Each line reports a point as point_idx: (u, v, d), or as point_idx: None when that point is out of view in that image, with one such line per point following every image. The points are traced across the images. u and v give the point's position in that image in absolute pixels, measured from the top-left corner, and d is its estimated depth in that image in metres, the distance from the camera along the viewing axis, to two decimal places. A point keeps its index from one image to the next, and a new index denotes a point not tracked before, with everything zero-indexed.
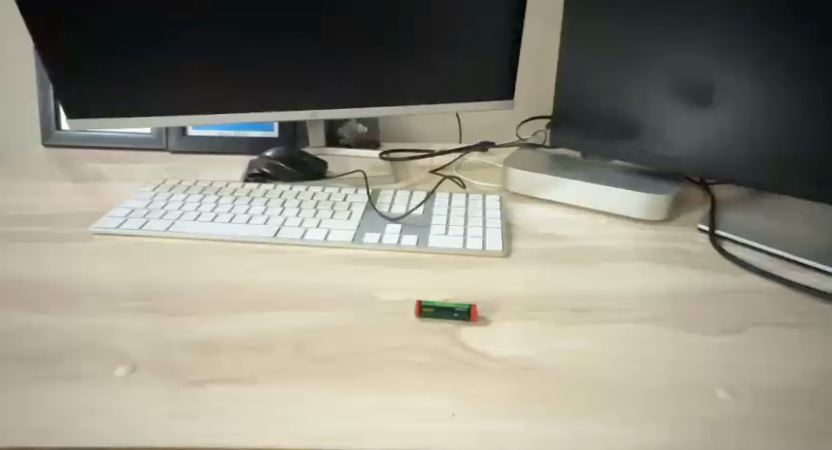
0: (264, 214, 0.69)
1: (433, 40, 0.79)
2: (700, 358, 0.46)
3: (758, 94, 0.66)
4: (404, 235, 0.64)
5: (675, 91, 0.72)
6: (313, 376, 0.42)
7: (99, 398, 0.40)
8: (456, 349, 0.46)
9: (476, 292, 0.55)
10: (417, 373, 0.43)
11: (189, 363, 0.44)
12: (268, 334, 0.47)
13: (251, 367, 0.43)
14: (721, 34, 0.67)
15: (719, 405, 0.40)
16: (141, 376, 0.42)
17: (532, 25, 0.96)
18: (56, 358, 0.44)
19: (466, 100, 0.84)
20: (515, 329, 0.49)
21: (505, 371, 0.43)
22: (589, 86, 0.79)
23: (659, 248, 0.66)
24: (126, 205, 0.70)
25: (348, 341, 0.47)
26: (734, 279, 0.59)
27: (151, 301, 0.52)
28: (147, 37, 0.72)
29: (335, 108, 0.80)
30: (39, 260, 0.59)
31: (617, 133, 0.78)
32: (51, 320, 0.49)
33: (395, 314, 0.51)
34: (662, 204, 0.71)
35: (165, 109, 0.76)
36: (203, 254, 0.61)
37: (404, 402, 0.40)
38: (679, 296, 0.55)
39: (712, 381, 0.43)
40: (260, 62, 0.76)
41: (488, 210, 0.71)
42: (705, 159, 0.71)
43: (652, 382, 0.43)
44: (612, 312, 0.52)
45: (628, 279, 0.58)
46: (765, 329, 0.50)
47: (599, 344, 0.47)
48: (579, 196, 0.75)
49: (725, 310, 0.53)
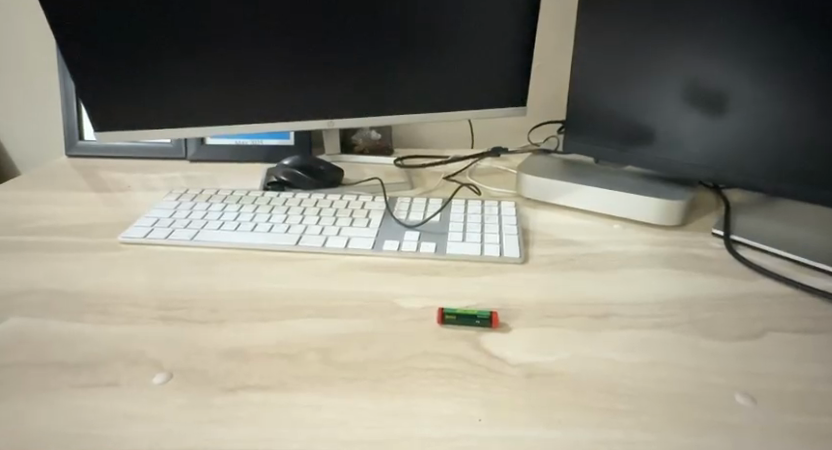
0: (285, 222, 0.70)
1: (445, 49, 0.80)
2: (716, 363, 0.47)
3: (764, 94, 0.67)
4: (423, 242, 0.66)
5: (679, 96, 0.73)
6: (342, 383, 0.44)
7: (138, 404, 0.41)
8: (478, 356, 0.47)
9: (494, 299, 0.56)
10: (441, 379, 0.44)
11: (220, 370, 0.45)
12: (295, 342, 0.49)
13: (281, 374, 0.45)
14: (724, 37, 0.68)
15: (736, 409, 0.42)
16: (176, 383, 0.44)
17: (545, 31, 0.97)
18: (95, 365, 0.46)
19: (480, 107, 0.85)
20: (536, 335, 0.50)
21: (528, 377, 0.45)
22: (597, 91, 0.80)
23: (674, 253, 0.67)
24: (151, 214, 0.72)
25: (372, 348, 0.48)
26: (749, 284, 0.60)
27: (180, 309, 0.54)
28: (170, 51, 0.75)
29: (351, 117, 0.82)
30: (70, 270, 0.61)
31: (626, 136, 0.79)
32: (86, 328, 0.51)
33: (418, 321, 0.52)
34: (676, 209, 0.72)
35: (188, 120, 0.79)
36: (228, 263, 0.63)
37: (431, 408, 0.41)
38: (694, 302, 0.56)
39: (731, 387, 0.44)
40: (277, 72, 0.78)
41: (503, 217, 0.73)
42: (714, 161, 0.73)
43: (670, 387, 0.44)
44: (628, 318, 0.53)
45: (644, 285, 0.59)
46: (779, 334, 0.51)
47: (617, 349, 0.49)
48: (593, 202, 0.76)
49: (740, 316, 0.54)
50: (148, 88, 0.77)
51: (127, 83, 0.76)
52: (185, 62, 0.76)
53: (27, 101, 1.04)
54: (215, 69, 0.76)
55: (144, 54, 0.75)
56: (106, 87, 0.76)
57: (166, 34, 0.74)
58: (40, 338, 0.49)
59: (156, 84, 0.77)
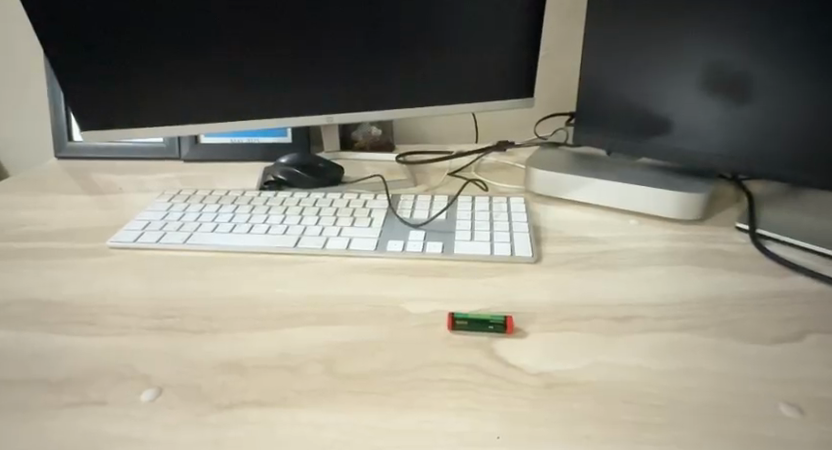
0: (283, 223, 0.66)
1: (449, 39, 0.77)
2: (753, 370, 0.43)
3: (785, 82, 0.63)
4: (429, 242, 0.62)
5: (694, 85, 0.70)
6: (347, 397, 0.40)
7: (123, 425, 0.38)
8: (493, 365, 0.43)
9: (507, 302, 0.52)
10: (454, 392, 0.40)
11: (214, 385, 0.42)
12: (295, 352, 0.45)
13: (280, 388, 0.41)
14: (742, 23, 0.64)
15: (781, 421, 0.38)
16: (165, 400, 0.40)
17: (551, 20, 0.93)
18: (77, 381, 0.42)
19: (485, 99, 0.82)
20: (554, 341, 0.46)
21: (549, 388, 0.41)
22: (608, 81, 0.76)
23: (695, 249, 0.63)
24: (142, 217, 0.68)
25: (378, 357, 0.44)
26: (780, 282, 0.56)
27: (173, 318, 0.50)
28: (159, 47, 0.71)
29: (351, 113, 0.78)
30: (56, 278, 0.57)
31: (640, 128, 0.75)
32: (69, 340, 0.47)
33: (427, 327, 0.48)
34: (695, 203, 0.68)
35: (179, 118, 0.75)
36: (223, 268, 0.59)
37: (446, 425, 0.37)
38: (722, 302, 0.53)
39: (773, 396, 0.40)
40: (272, 67, 0.74)
41: (513, 214, 0.69)
42: (734, 153, 0.69)
43: (706, 397, 0.40)
44: (653, 320, 0.50)
45: (667, 284, 0.56)
46: (817, 335, 0.48)
47: (644, 355, 0.45)
48: (607, 197, 0.72)
49: (773, 316, 0.50)
50: (136, 85, 0.73)
51: (115, 81, 0.72)
52: (176, 59, 0.72)
53: (15, 102, 1.00)
54: (207, 65, 0.73)
55: (131, 49, 0.71)
56: (92, 86, 0.72)
57: (154, 28, 0.70)
58: (20, 352, 0.45)
59: (145, 81, 0.73)
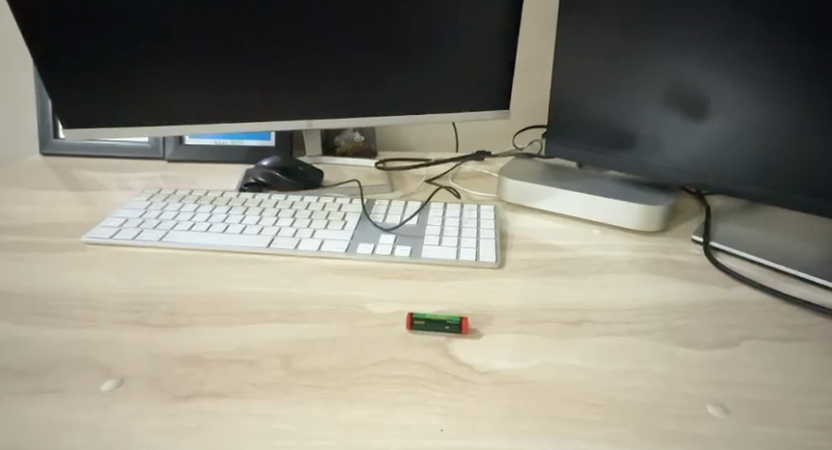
0: (258, 224, 0.69)
1: (427, 49, 0.79)
2: (688, 372, 0.46)
3: (747, 100, 0.66)
4: (398, 245, 0.64)
5: (662, 100, 0.73)
6: (301, 390, 0.42)
7: (82, 413, 0.39)
8: (445, 363, 0.46)
9: (467, 304, 0.55)
10: (404, 387, 0.43)
11: (175, 376, 0.44)
12: (258, 347, 0.47)
13: (239, 381, 0.43)
14: (707, 42, 0.67)
15: (707, 422, 0.40)
16: (125, 390, 0.42)
17: (529, 32, 0.96)
18: (43, 371, 0.44)
19: (461, 108, 0.84)
20: (506, 342, 0.49)
21: (495, 385, 0.43)
22: (582, 94, 0.79)
23: (651, 258, 0.66)
24: (121, 214, 0.70)
25: (335, 353, 0.47)
26: (728, 292, 0.59)
27: (142, 312, 0.52)
28: (145, 48, 0.73)
29: (329, 120, 0.81)
30: (32, 271, 0.59)
31: (611, 140, 0.78)
32: (38, 332, 0.49)
33: (386, 326, 0.51)
34: (657, 214, 0.71)
35: (161, 119, 0.77)
36: (198, 265, 0.61)
37: (391, 419, 0.39)
38: (671, 308, 0.55)
39: (705, 397, 0.43)
40: (254, 70, 0.76)
41: (482, 220, 0.71)
42: (696, 166, 0.72)
43: (641, 398, 0.43)
44: (603, 324, 0.52)
45: (621, 291, 0.58)
46: (754, 342, 0.50)
47: (589, 357, 0.47)
48: (573, 207, 0.75)
49: (716, 323, 0.53)
50: (119, 85, 0.75)
51: (100, 80, 0.74)
52: (163, 63, 0.74)
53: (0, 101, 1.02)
54: (192, 67, 0.75)
55: (116, 50, 0.73)
56: (79, 84, 0.75)
57: (141, 31, 0.72)
58: None
59: (131, 82, 0.75)
